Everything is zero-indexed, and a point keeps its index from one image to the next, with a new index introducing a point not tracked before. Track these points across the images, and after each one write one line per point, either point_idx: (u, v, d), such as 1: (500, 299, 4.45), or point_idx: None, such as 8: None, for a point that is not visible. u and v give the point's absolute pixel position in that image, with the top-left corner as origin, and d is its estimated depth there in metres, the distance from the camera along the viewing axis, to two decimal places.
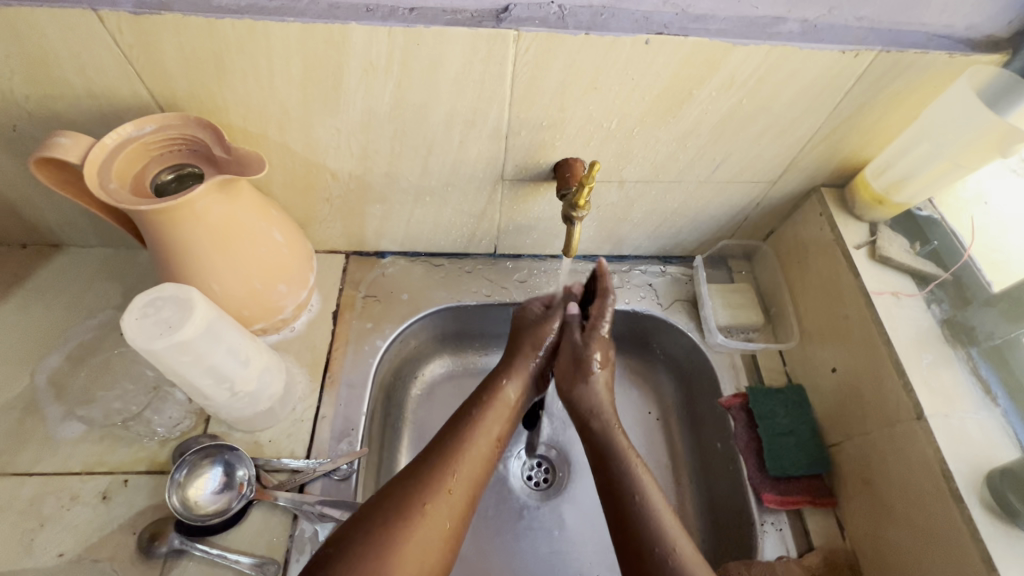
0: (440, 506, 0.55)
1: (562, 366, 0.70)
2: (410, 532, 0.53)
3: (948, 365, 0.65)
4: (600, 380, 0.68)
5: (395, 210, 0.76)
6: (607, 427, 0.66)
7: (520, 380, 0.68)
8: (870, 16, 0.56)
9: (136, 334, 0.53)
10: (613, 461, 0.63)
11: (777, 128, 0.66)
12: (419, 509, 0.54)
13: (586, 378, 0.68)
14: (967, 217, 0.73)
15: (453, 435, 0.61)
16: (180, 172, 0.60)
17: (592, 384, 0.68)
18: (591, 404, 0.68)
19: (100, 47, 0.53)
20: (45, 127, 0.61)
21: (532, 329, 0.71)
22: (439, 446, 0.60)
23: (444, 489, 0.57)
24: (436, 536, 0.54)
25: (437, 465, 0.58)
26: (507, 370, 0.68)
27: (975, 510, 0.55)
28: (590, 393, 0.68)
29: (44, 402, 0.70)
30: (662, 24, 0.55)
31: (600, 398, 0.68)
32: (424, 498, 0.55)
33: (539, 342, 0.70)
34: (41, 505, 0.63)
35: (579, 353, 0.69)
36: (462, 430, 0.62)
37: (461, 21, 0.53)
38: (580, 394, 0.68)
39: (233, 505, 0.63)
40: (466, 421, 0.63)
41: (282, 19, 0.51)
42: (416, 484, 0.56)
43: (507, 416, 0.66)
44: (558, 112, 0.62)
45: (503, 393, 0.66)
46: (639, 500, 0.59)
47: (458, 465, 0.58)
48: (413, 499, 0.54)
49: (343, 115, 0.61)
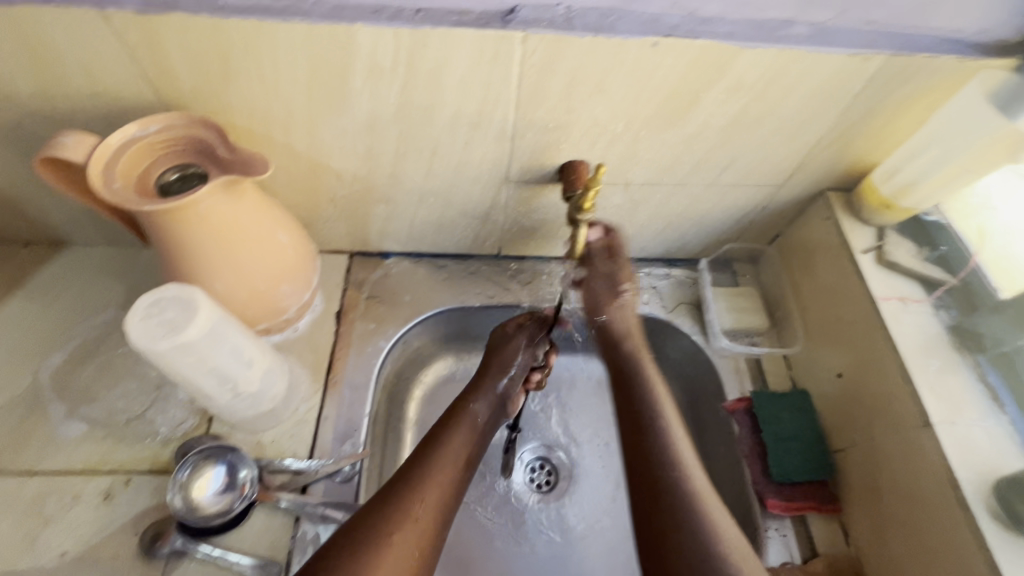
0: (409, 535, 0.51)
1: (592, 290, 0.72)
2: (376, 563, 0.48)
3: (955, 372, 0.64)
4: (630, 303, 0.71)
5: (399, 211, 0.76)
6: (636, 354, 0.68)
7: (485, 400, 0.68)
8: (880, 20, 0.55)
9: (141, 335, 0.53)
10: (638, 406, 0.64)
11: (784, 131, 0.66)
12: (384, 538, 0.50)
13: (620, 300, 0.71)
14: (977, 222, 0.70)
15: (418, 462, 0.57)
16: (185, 172, 0.59)
17: (622, 306, 0.71)
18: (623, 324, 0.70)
19: (105, 46, 0.52)
20: (50, 126, 0.61)
21: (501, 349, 0.73)
22: (404, 475, 0.56)
23: (412, 516, 0.52)
24: (404, 568, 0.49)
25: (402, 492, 0.54)
26: (471, 393, 0.68)
27: (982, 519, 0.55)
28: (621, 314, 0.71)
29: (47, 401, 0.70)
30: (671, 26, 0.54)
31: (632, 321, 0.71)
32: (391, 527, 0.51)
33: (507, 364, 0.72)
34: (45, 503, 0.63)
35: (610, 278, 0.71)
36: (427, 456, 0.58)
37: (468, 22, 0.53)
38: (614, 316, 0.71)
39: (235, 506, 0.62)
40: (431, 446, 0.60)
41: (287, 19, 0.51)
42: (382, 513, 0.52)
43: (476, 435, 0.64)
44: (564, 114, 0.62)
45: (470, 412, 0.65)
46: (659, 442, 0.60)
47: (423, 490, 0.54)
48: (380, 529, 0.50)
49: (348, 116, 0.61)
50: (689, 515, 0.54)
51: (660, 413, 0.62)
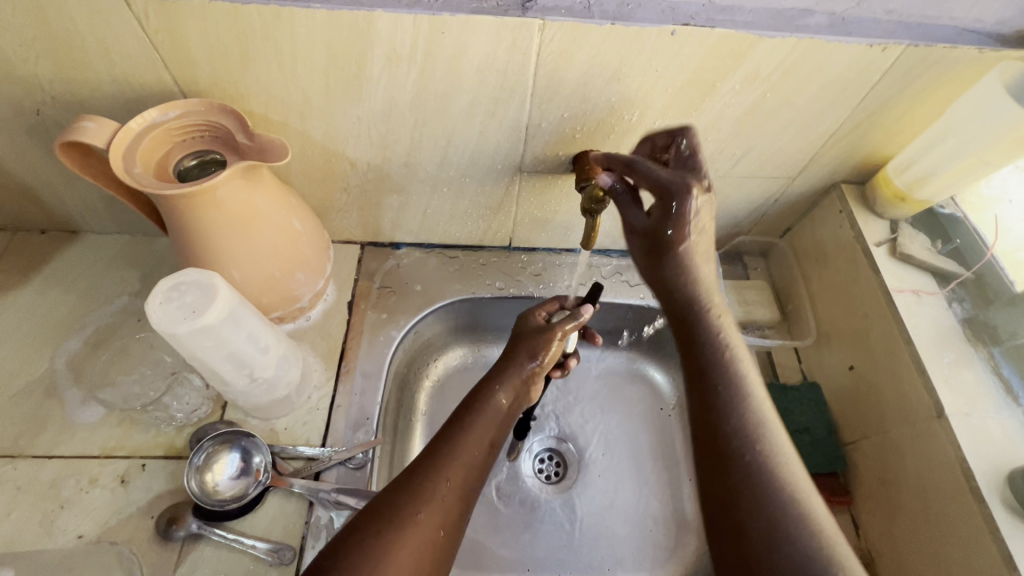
0: (436, 513, 0.51)
1: (637, 244, 0.60)
2: (403, 542, 0.49)
3: (969, 364, 0.64)
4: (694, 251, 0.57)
5: (412, 201, 0.76)
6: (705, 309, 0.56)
7: (513, 384, 0.62)
8: (898, 10, 0.56)
9: (162, 319, 0.54)
10: (710, 364, 0.54)
11: (799, 123, 0.66)
12: (411, 516, 0.50)
13: (677, 251, 0.56)
14: (991, 214, 0.72)
15: (445, 440, 0.56)
16: (203, 158, 0.61)
17: (682, 254, 0.56)
18: (682, 276, 0.57)
19: (125, 31, 0.53)
20: (69, 112, 0.61)
21: (530, 335, 0.67)
22: (431, 453, 0.55)
23: (438, 495, 0.52)
24: (431, 546, 0.50)
25: (429, 471, 0.53)
26: (500, 376, 0.63)
27: (997, 510, 0.55)
28: (684, 264, 0.57)
29: (62, 386, 0.70)
30: (688, 15, 0.54)
31: (698, 272, 0.57)
32: (417, 506, 0.51)
33: (536, 350, 0.65)
34: (61, 486, 0.64)
35: (656, 231, 0.57)
36: (455, 432, 0.57)
37: (487, 9, 0.53)
38: (670, 270, 0.57)
39: (250, 491, 0.63)
40: (459, 423, 0.58)
41: (307, 5, 0.51)
42: (408, 493, 0.51)
43: (500, 422, 0.60)
44: (579, 103, 0.62)
45: (494, 399, 0.61)
46: (735, 409, 0.52)
47: (451, 469, 0.54)
48: (406, 510, 0.50)
49: (365, 104, 0.61)
50: (766, 490, 0.47)
51: (739, 376, 0.53)
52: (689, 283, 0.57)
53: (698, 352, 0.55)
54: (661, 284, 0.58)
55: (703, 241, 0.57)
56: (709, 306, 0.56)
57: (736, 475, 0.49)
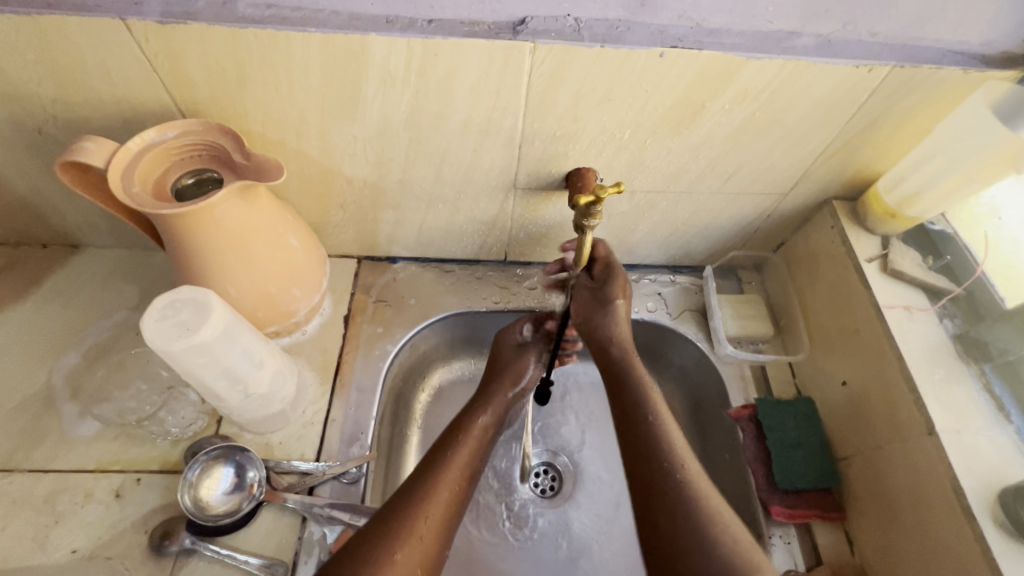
0: (414, 551, 0.51)
1: (581, 303, 0.72)
2: None
3: (960, 381, 0.65)
4: (620, 313, 0.70)
5: (408, 216, 0.77)
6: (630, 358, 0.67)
7: (490, 413, 0.68)
8: (883, 32, 0.57)
9: (155, 336, 0.54)
10: (640, 419, 0.61)
11: (788, 141, 0.66)
12: (388, 556, 0.50)
13: (608, 310, 0.70)
14: (981, 231, 0.74)
15: (421, 479, 0.57)
16: (200, 177, 0.61)
17: (612, 316, 0.70)
18: (611, 331, 0.69)
19: (126, 55, 0.54)
20: (71, 131, 0.62)
21: (511, 361, 0.74)
22: (406, 491, 0.56)
23: (417, 533, 0.52)
24: None
25: (407, 508, 0.54)
26: (481, 406, 0.68)
27: (988, 528, 0.55)
28: (611, 320, 0.70)
29: (60, 400, 0.71)
30: (677, 38, 0.55)
31: (624, 330, 0.70)
32: (393, 545, 0.50)
33: (517, 377, 0.73)
34: (56, 501, 0.64)
35: (601, 291, 0.71)
36: (431, 471, 0.58)
37: (479, 33, 0.54)
38: (602, 323, 0.70)
39: (243, 506, 0.63)
40: (436, 460, 0.60)
41: (303, 30, 0.52)
42: (386, 532, 0.51)
43: (482, 448, 0.64)
44: (571, 122, 0.63)
45: (476, 428, 0.65)
46: (656, 439, 0.58)
47: (428, 506, 0.54)
48: (382, 549, 0.50)
49: (361, 123, 0.62)
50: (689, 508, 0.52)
51: (660, 415, 0.61)
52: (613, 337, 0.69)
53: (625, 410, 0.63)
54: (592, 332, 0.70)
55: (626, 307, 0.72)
56: (632, 358, 0.68)
57: (670, 505, 0.53)
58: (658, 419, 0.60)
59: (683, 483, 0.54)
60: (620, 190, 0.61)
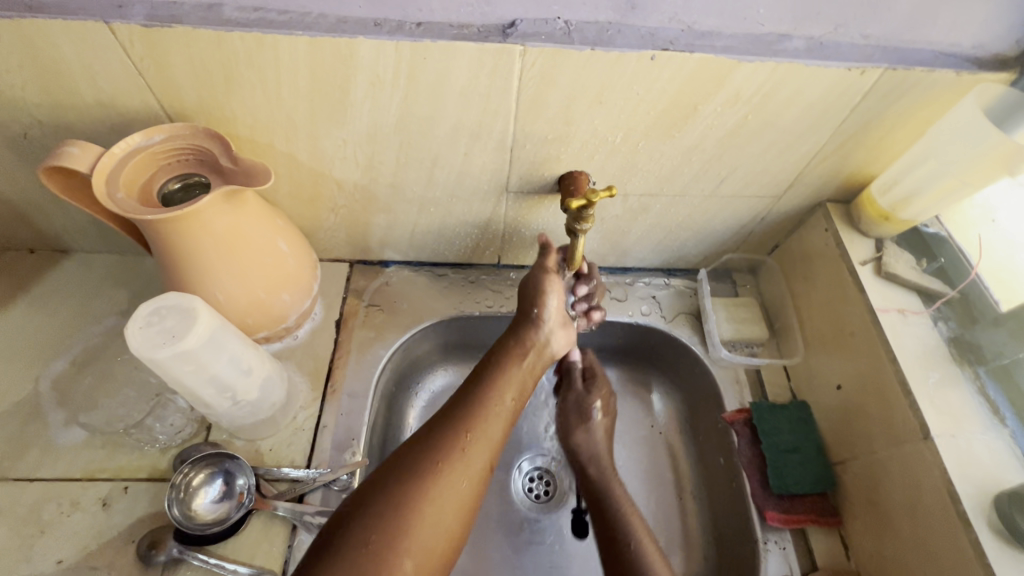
0: (455, 468, 0.53)
1: (566, 413, 0.79)
2: (426, 492, 0.51)
3: (955, 384, 0.64)
4: (600, 428, 0.76)
5: (399, 220, 0.77)
6: (605, 476, 0.71)
7: (531, 350, 0.67)
8: (876, 34, 0.56)
9: (141, 344, 0.54)
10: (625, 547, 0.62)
11: (781, 143, 0.66)
12: (431, 473, 0.52)
13: (586, 423, 0.76)
14: (975, 233, 0.73)
15: (467, 401, 0.59)
16: (187, 182, 0.61)
17: (592, 431, 0.76)
18: (589, 446, 0.75)
19: (111, 58, 0.53)
20: (57, 136, 0.62)
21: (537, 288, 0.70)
22: (454, 412, 0.58)
23: (459, 451, 0.54)
24: (450, 499, 0.52)
25: (450, 430, 0.56)
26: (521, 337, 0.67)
27: (983, 534, 0.55)
28: (589, 436, 0.76)
29: (47, 408, 0.70)
30: (668, 41, 0.55)
31: (598, 443, 0.75)
32: (438, 461, 0.53)
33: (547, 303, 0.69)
34: (42, 510, 0.63)
35: (581, 404, 0.78)
36: (478, 395, 0.60)
37: (468, 36, 0.53)
38: (581, 441, 0.76)
39: (232, 514, 0.62)
40: (478, 387, 0.61)
41: (290, 33, 0.51)
42: (431, 449, 0.54)
43: (522, 383, 0.64)
44: (563, 125, 0.62)
45: (517, 363, 0.65)
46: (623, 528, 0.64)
47: (472, 428, 0.56)
48: (430, 463, 0.52)
49: (350, 127, 0.62)
50: None
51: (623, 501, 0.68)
52: (591, 450, 0.75)
53: (604, 515, 0.67)
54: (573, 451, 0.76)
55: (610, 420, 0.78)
56: (607, 466, 0.73)
57: None
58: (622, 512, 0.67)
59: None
60: (612, 194, 0.62)
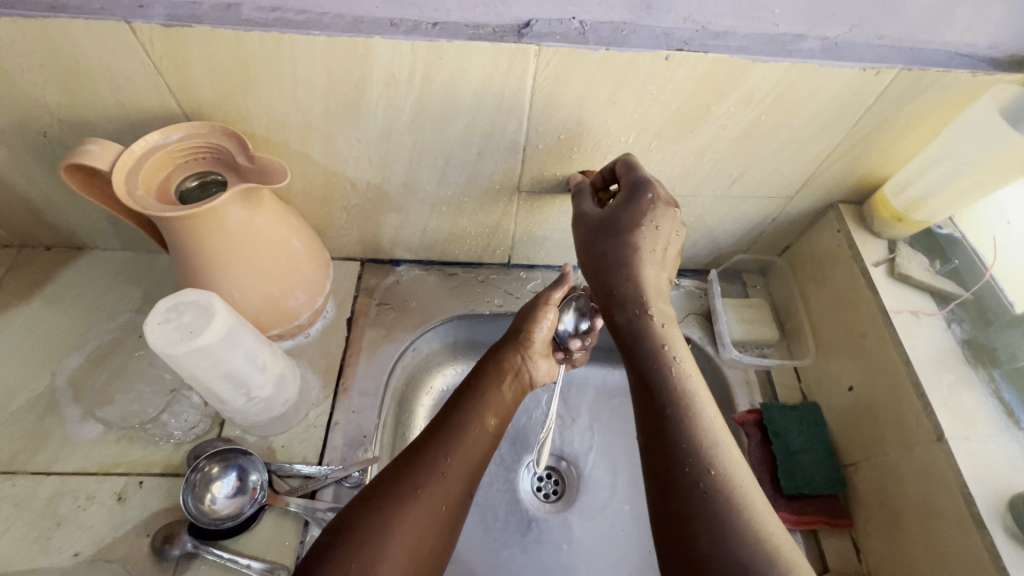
0: (436, 489, 0.55)
1: (588, 234, 0.63)
2: (404, 514, 0.52)
3: (969, 386, 0.64)
4: (642, 242, 0.60)
5: (411, 219, 0.77)
6: (649, 326, 0.60)
7: (514, 362, 0.68)
8: (891, 35, 0.56)
9: (158, 339, 0.55)
10: (664, 398, 0.56)
11: (794, 143, 0.66)
12: (413, 492, 0.54)
13: (621, 241, 0.60)
14: (988, 235, 0.73)
15: (452, 420, 0.61)
16: (204, 180, 0.61)
17: (628, 249, 0.60)
18: (622, 265, 0.61)
19: (131, 57, 0.54)
20: (76, 135, 0.63)
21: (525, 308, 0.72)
22: (438, 431, 0.59)
23: (438, 472, 0.56)
24: (432, 524, 0.53)
25: (432, 450, 0.57)
26: (503, 356, 0.68)
27: (997, 537, 0.55)
28: (628, 259, 0.60)
29: (63, 402, 0.71)
30: (682, 41, 0.55)
31: (640, 265, 0.60)
32: (419, 483, 0.54)
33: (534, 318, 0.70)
34: (58, 504, 0.64)
35: (607, 219, 0.61)
36: (459, 417, 0.61)
37: (483, 35, 0.54)
38: (614, 263, 0.61)
39: (245, 510, 0.63)
40: (459, 413, 0.61)
41: (308, 32, 0.52)
42: (411, 469, 0.55)
43: (506, 404, 0.65)
44: (575, 125, 0.63)
45: (502, 378, 0.66)
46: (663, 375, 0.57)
47: (452, 447, 0.58)
48: (409, 483, 0.54)
49: (365, 126, 0.62)
50: (698, 469, 0.51)
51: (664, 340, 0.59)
52: (625, 271, 0.60)
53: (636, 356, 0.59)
54: (603, 278, 0.62)
55: (658, 239, 0.61)
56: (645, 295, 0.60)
57: (679, 464, 0.52)
58: (659, 354, 0.58)
59: (731, 495, 0.50)
60: None
